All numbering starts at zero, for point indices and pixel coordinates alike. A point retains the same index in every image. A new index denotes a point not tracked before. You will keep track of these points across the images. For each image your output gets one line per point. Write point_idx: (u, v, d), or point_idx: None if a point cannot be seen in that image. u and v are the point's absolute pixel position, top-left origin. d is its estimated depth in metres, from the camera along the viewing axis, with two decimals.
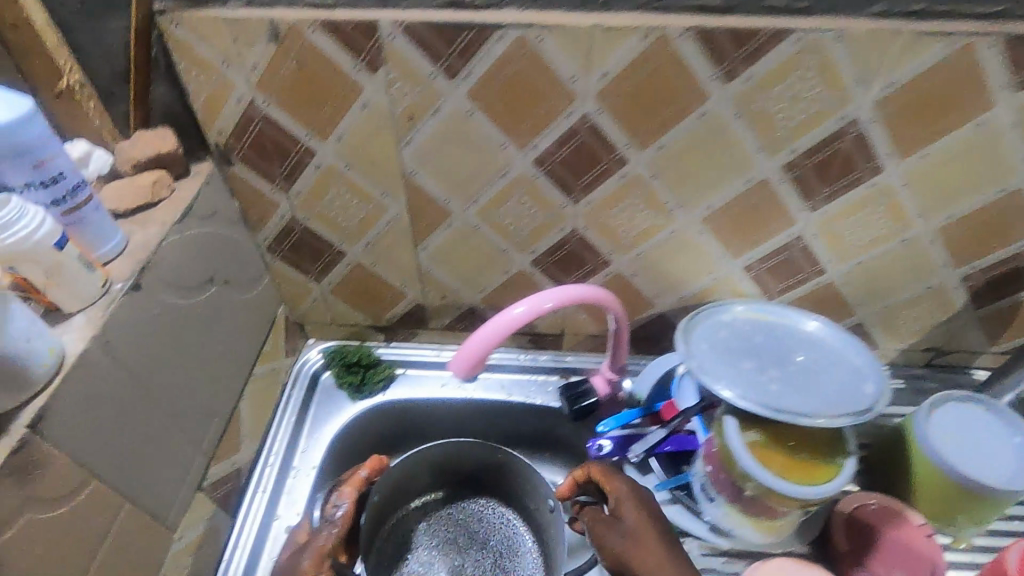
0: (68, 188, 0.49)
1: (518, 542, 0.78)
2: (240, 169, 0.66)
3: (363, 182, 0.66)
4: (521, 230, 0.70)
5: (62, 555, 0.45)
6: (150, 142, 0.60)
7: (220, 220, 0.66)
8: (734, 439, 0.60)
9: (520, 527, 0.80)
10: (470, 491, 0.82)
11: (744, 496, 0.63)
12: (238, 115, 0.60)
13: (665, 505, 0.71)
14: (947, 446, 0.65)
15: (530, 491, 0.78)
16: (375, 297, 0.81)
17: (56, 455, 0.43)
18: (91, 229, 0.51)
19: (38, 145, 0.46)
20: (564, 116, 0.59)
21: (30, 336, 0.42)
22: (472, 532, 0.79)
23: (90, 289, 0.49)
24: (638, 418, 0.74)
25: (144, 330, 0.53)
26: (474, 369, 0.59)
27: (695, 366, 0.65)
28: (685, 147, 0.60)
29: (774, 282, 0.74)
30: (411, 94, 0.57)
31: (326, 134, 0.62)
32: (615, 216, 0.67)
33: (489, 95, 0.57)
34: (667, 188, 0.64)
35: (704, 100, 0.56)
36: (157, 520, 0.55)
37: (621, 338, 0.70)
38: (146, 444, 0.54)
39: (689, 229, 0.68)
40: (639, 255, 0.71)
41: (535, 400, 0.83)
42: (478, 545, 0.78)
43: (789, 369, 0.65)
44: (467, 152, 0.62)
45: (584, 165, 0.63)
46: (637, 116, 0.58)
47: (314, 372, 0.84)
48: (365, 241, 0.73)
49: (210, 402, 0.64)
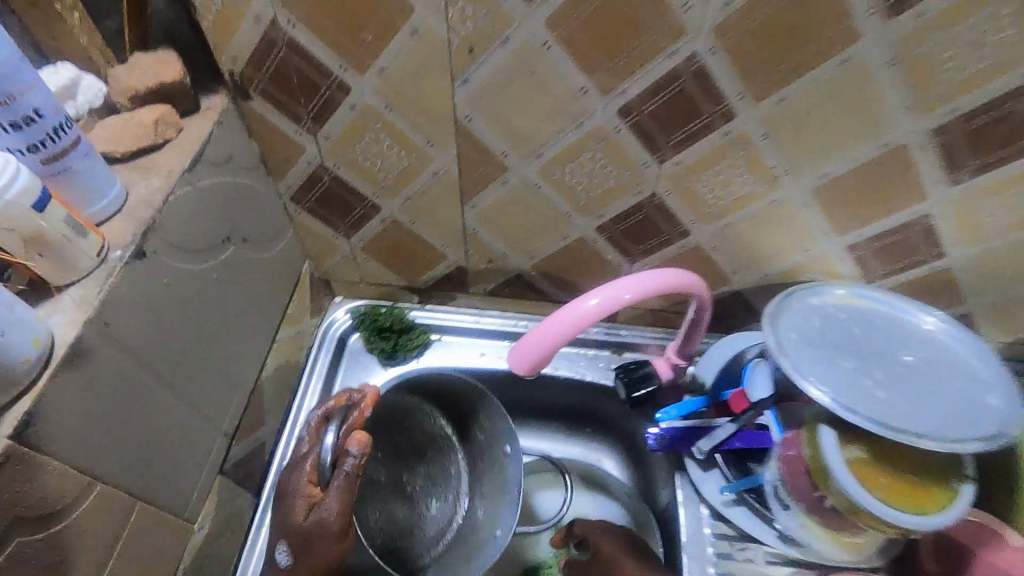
0: (49, 131, 0.39)
1: (464, 478, 0.69)
2: (260, 105, 0.55)
3: (406, 127, 0.55)
4: (588, 192, 0.59)
5: (64, 571, 0.39)
6: (151, 70, 0.49)
7: (237, 167, 0.56)
8: (831, 454, 0.52)
9: (473, 465, 0.70)
10: (445, 415, 0.70)
11: (827, 508, 0.56)
12: (257, 38, 0.49)
13: (728, 508, 0.65)
14: None
15: (488, 430, 0.67)
16: (411, 257, 0.71)
17: (46, 470, 0.36)
18: (81, 182, 0.41)
19: (7, 73, 0.36)
20: (664, 56, 0.46)
21: (6, 326, 0.33)
22: (426, 456, 0.69)
23: (84, 259, 0.40)
24: (704, 408, 0.66)
25: (152, 305, 0.45)
26: (537, 365, 0.50)
27: (789, 366, 0.55)
28: (812, 101, 0.48)
29: (879, 265, 0.61)
30: (473, 20, 0.45)
31: (364, 67, 0.50)
32: (705, 182, 0.56)
33: (573, 23, 0.45)
34: (778, 151, 0.52)
35: (854, 41, 0.43)
36: (173, 513, 0.49)
37: (702, 320, 0.60)
38: (159, 434, 0.47)
39: (793, 200, 0.56)
40: (725, 226, 0.61)
41: (585, 376, 0.75)
42: (416, 465, 0.68)
43: (899, 374, 0.55)
44: (535, 95, 0.51)
45: (679, 118, 0.51)
46: (758, 59, 0.45)
47: (341, 334, 0.75)
48: (404, 196, 0.63)
49: (229, 377, 0.57)
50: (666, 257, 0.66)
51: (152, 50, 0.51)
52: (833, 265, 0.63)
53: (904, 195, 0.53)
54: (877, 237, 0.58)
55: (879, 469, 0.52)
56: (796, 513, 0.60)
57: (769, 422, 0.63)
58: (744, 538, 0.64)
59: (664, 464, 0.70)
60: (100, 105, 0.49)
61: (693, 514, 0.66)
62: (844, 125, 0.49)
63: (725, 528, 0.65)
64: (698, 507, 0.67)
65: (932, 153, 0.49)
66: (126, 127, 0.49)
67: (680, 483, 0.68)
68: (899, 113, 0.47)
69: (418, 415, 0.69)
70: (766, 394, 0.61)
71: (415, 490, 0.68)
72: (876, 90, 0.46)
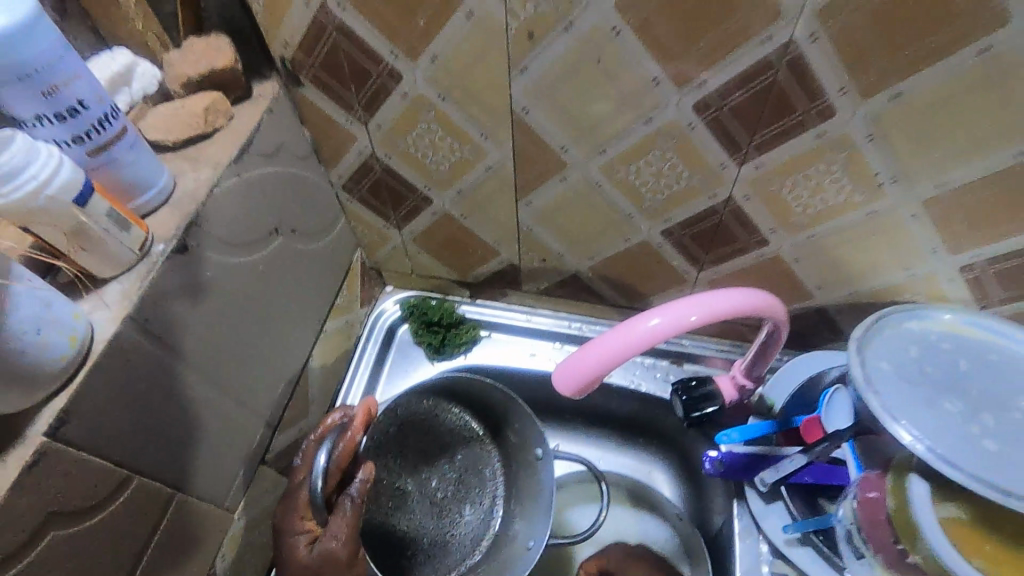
0: (95, 121, 0.38)
1: (492, 485, 0.67)
2: (312, 93, 0.53)
3: (459, 118, 0.52)
4: (655, 193, 0.54)
5: (103, 561, 0.40)
6: (203, 56, 0.48)
7: (287, 157, 0.54)
8: (923, 510, 0.45)
9: (501, 473, 0.67)
10: (474, 418, 0.69)
11: (911, 566, 0.48)
12: (308, 22, 0.46)
13: (791, 547, 0.58)
14: None
15: (519, 430, 0.65)
16: (462, 251, 0.68)
17: (81, 467, 0.36)
18: (127, 173, 0.41)
19: (51, 63, 0.35)
20: (754, 43, 0.40)
21: (40, 325, 0.33)
22: (453, 463, 0.67)
23: (126, 253, 0.39)
24: (771, 434, 0.60)
25: (194, 299, 0.44)
26: (585, 389, 0.45)
27: (878, 406, 0.47)
28: (934, 98, 0.40)
29: (1000, 291, 0.52)
30: (534, 2, 0.40)
31: (417, 53, 0.46)
32: (792, 187, 0.49)
33: (649, 5, 0.39)
34: (885, 155, 0.45)
35: (998, 26, 0.35)
36: (212, 504, 0.50)
37: (776, 338, 0.53)
38: (200, 427, 0.47)
39: (898, 212, 0.48)
40: (811, 237, 0.53)
41: (639, 387, 0.70)
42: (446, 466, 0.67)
43: (1014, 423, 0.46)
44: (601, 86, 0.45)
45: (765, 115, 0.44)
46: (871, 48, 0.38)
47: (390, 325, 0.74)
48: (456, 189, 0.60)
49: (273, 368, 0.57)
50: (739, 267, 0.59)
51: (206, 35, 0.49)
52: (940, 287, 0.54)
53: None
54: (1002, 258, 0.49)
55: (981, 534, 0.45)
56: (872, 565, 0.53)
57: (847, 456, 0.57)
58: None
59: (721, 490, 0.65)
60: (155, 91, 0.49)
61: (751, 549, 0.61)
62: (972, 127, 0.41)
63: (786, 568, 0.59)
64: (757, 542, 0.61)
65: None
66: (178, 114, 0.48)
67: (738, 512, 0.63)
68: None
69: (448, 421, 0.68)
70: (846, 425, 0.55)
71: (441, 496, 0.66)
72: (1021, 87, 0.37)
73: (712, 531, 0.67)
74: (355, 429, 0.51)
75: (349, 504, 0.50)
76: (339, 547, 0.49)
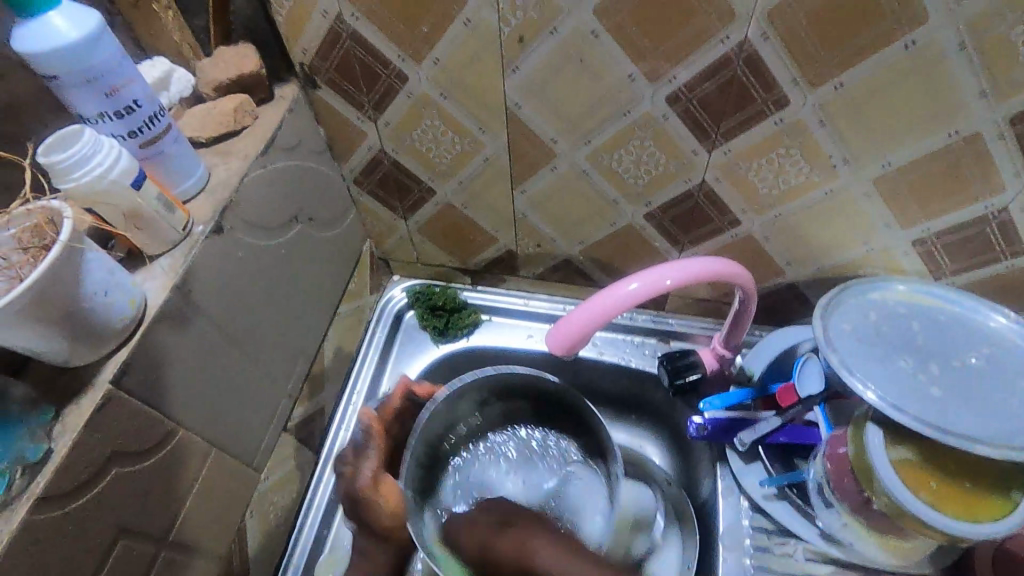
0: (145, 118, 0.44)
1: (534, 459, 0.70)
2: (327, 94, 0.59)
3: (459, 113, 0.58)
4: (637, 179, 0.59)
5: (155, 502, 0.45)
6: (231, 62, 0.54)
7: (304, 151, 0.61)
8: (877, 452, 0.51)
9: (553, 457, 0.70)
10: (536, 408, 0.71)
11: (872, 510, 0.54)
12: (325, 31, 0.53)
13: (769, 501, 0.64)
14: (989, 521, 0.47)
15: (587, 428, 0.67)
16: (463, 239, 0.74)
17: (137, 414, 0.42)
18: (171, 163, 0.47)
19: (110, 69, 0.41)
20: (715, 41, 0.46)
21: (108, 289, 0.39)
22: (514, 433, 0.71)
23: (172, 233, 0.46)
24: (750, 400, 0.66)
25: (228, 276, 0.51)
26: (575, 347, 0.51)
27: (837, 361, 0.53)
28: (872, 86, 0.46)
29: (950, 262, 0.57)
30: (524, 9, 0.47)
31: (421, 56, 0.53)
32: (756, 170, 0.55)
33: (623, 10, 0.45)
34: (835, 139, 0.50)
35: (919, 24, 0.41)
36: (242, 463, 0.56)
37: (748, 306, 0.59)
38: (232, 391, 0.53)
39: (852, 191, 0.54)
40: (778, 216, 0.59)
41: (628, 362, 0.75)
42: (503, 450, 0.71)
43: (956, 374, 0.52)
44: (585, 83, 0.52)
45: (729, 105, 0.50)
46: (814, 45, 0.44)
47: (397, 311, 0.79)
48: (457, 180, 0.66)
49: (292, 343, 0.63)
50: (716, 246, 0.65)
51: (233, 43, 0.56)
52: (897, 260, 0.59)
53: (978, 184, 0.50)
54: (947, 230, 0.54)
55: (928, 473, 0.50)
56: (840, 512, 0.58)
57: (818, 419, 0.63)
58: (783, 533, 0.64)
59: (706, 455, 0.70)
60: (189, 95, 0.55)
61: (732, 505, 0.66)
62: (907, 112, 0.47)
63: (764, 522, 0.65)
64: (737, 499, 0.66)
65: (1010, 142, 0.46)
66: (210, 115, 0.54)
67: (720, 474, 0.68)
68: (973, 101, 0.44)
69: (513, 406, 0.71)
70: (820, 389, 0.60)
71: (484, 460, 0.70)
72: (944, 75, 0.43)
73: (699, 499, 0.72)
74: (394, 397, 0.65)
75: (364, 450, 0.62)
76: (366, 482, 0.60)
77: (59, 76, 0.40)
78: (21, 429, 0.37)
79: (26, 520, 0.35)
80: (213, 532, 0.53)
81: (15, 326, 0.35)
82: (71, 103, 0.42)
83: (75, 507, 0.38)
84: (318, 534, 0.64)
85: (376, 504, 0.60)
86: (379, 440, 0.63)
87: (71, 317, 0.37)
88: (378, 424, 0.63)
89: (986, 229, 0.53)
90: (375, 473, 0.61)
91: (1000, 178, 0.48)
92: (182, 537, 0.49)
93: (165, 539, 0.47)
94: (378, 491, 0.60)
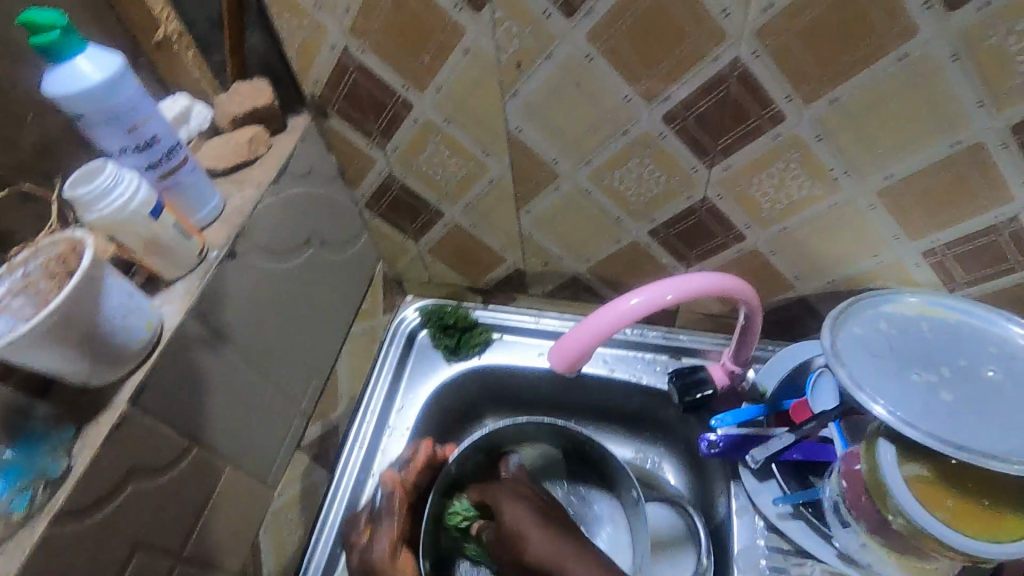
0: (164, 152, 0.47)
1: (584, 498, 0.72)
2: (337, 123, 0.62)
3: (463, 138, 0.59)
4: (639, 197, 0.60)
5: (169, 520, 0.47)
6: (247, 94, 0.57)
7: (317, 177, 0.63)
8: (891, 471, 0.49)
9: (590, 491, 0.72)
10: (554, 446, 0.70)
11: (891, 529, 0.52)
12: (333, 63, 0.55)
13: (784, 520, 0.62)
14: (932, 522, 0.47)
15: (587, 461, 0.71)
16: (473, 259, 0.76)
17: (152, 431, 0.44)
18: (188, 192, 0.50)
19: (132, 108, 0.44)
20: (707, 59, 0.47)
21: (126, 312, 0.42)
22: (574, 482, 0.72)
23: (188, 258, 0.48)
24: (762, 416, 0.65)
25: (242, 298, 0.53)
26: (578, 363, 0.51)
27: (847, 376, 0.52)
28: (866, 100, 0.46)
29: (963, 272, 0.56)
30: (522, 38, 0.48)
31: (424, 85, 0.55)
32: (758, 186, 0.56)
33: (615, 35, 0.47)
34: (835, 152, 0.50)
35: (909, 36, 0.41)
36: (257, 479, 0.58)
37: (755, 322, 0.59)
38: (245, 410, 0.55)
39: (855, 205, 0.54)
40: (783, 231, 0.59)
41: (639, 379, 0.75)
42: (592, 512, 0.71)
43: (972, 385, 0.51)
44: (582, 105, 0.53)
45: (725, 123, 0.51)
46: (804, 61, 0.45)
47: (411, 330, 0.80)
48: (465, 202, 0.67)
49: (304, 362, 0.64)
50: (724, 262, 0.65)
51: (248, 78, 0.59)
52: (908, 272, 0.58)
53: (987, 194, 0.49)
54: (956, 241, 0.53)
55: (945, 489, 0.49)
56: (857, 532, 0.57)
57: (834, 434, 0.61)
58: (800, 553, 0.62)
59: (720, 472, 0.69)
60: (207, 127, 0.58)
61: (747, 525, 0.65)
62: (904, 124, 0.47)
63: (780, 541, 0.64)
64: (753, 518, 0.65)
65: (1015, 150, 0.45)
66: (227, 146, 0.57)
67: (735, 491, 0.67)
68: (972, 110, 0.44)
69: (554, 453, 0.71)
70: (833, 406, 0.61)
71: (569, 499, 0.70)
72: (938, 87, 0.43)
73: (714, 519, 0.71)
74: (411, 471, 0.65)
75: (381, 522, 0.62)
76: (382, 554, 0.60)
77: (84, 116, 0.43)
78: (42, 446, 0.39)
79: (48, 531, 0.37)
80: (225, 550, 0.54)
81: (37, 348, 0.38)
82: (95, 139, 0.45)
83: (93, 521, 0.40)
84: (332, 550, 0.65)
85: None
86: (401, 512, 0.63)
87: (92, 340, 0.40)
88: (399, 492, 0.63)
89: (997, 239, 0.52)
90: (392, 543, 0.61)
91: (1007, 186, 0.48)
92: (195, 555, 0.50)
93: (181, 554, 0.49)
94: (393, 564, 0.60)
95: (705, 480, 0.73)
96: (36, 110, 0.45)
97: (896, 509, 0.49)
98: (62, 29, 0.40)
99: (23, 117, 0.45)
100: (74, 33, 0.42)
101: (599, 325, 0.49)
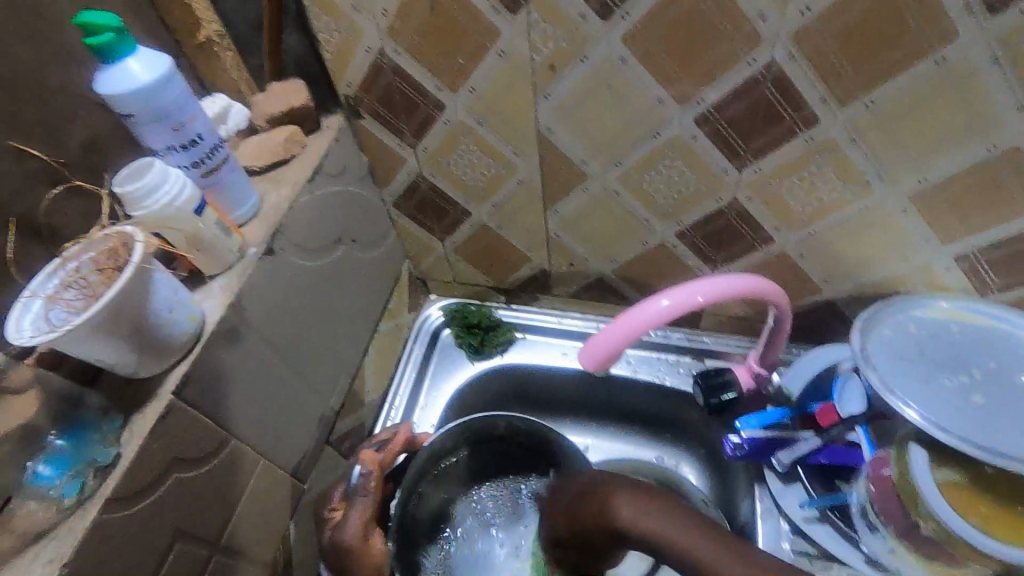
0: (207, 150, 0.49)
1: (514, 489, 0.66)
2: (369, 123, 0.63)
3: (493, 138, 0.60)
4: (667, 199, 0.61)
5: (206, 511, 0.48)
6: (283, 95, 0.59)
7: (349, 175, 0.64)
8: (922, 476, 0.49)
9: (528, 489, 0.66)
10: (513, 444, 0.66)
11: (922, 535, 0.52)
12: (368, 65, 0.56)
13: (809, 524, 0.62)
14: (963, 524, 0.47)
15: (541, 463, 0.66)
16: (497, 258, 0.76)
17: (193, 423, 0.45)
18: (228, 189, 0.51)
19: (178, 107, 0.46)
20: (743, 61, 0.47)
21: (172, 306, 0.43)
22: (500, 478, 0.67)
23: (228, 254, 0.49)
24: (788, 419, 0.63)
25: (276, 294, 0.54)
26: (607, 362, 0.51)
27: (877, 379, 0.52)
28: (901, 104, 0.46)
29: (997, 279, 0.55)
30: (556, 41, 0.49)
31: (457, 86, 0.56)
32: (788, 190, 0.56)
33: (649, 38, 0.47)
34: (868, 155, 0.50)
35: (948, 40, 0.41)
36: (286, 472, 0.59)
37: (783, 322, 0.59)
38: (278, 404, 0.56)
39: (887, 208, 0.54)
40: (812, 234, 0.59)
41: (662, 381, 0.75)
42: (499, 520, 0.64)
43: (1005, 393, 0.50)
44: (613, 107, 0.53)
45: (757, 126, 0.51)
46: (840, 64, 0.45)
47: (434, 329, 0.80)
48: (492, 202, 0.68)
49: (333, 358, 0.65)
50: (751, 264, 0.65)
51: (285, 79, 0.60)
52: (940, 277, 0.58)
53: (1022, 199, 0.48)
54: (990, 246, 0.53)
55: (978, 496, 0.48)
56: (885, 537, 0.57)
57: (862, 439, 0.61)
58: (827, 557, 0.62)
59: (744, 476, 0.69)
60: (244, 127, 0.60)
61: (772, 528, 0.65)
62: (940, 128, 0.46)
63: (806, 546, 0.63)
64: (777, 521, 0.65)
65: None
66: (263, 145, 0.59)
67: (759, 495, 0.67)
68: (1009, 115, 0.44)
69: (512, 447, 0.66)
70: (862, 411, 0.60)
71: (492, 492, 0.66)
72: (976, 91, 0.43)
73: (739, 522, 0.70)
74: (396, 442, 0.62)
75: (356, 499, 0.57)
76: (353, 535, 0.55)
77: (134, 113, 0.45)
78: (92, 435, 0.41)
79: (97, 519, 0.39)
80: (256, 541, 0.55)
81: (88, 339, 0.39)
82: (143, 137, 0.47)
83: (139, 510, 0.42)
84: None
85: (364, 559, 0.54)
86: (376, 487, 0.58)
87: (140, 332, 0.41)
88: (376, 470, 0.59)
89: None
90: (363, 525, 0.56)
91: None
92: (228, 545, 0.51)
93: (217, 543, 0.50)
94: (366, 544, 0.55)
95: (732, 484, 0.72)
96: (85, 110, 0.47)
97: (929, 511, 0.49)
98: (117, 31, 0.42)
99: (73, 115, 0.46)
100: (126, 35, 0.43)
101: (642, 317, 0.49)
